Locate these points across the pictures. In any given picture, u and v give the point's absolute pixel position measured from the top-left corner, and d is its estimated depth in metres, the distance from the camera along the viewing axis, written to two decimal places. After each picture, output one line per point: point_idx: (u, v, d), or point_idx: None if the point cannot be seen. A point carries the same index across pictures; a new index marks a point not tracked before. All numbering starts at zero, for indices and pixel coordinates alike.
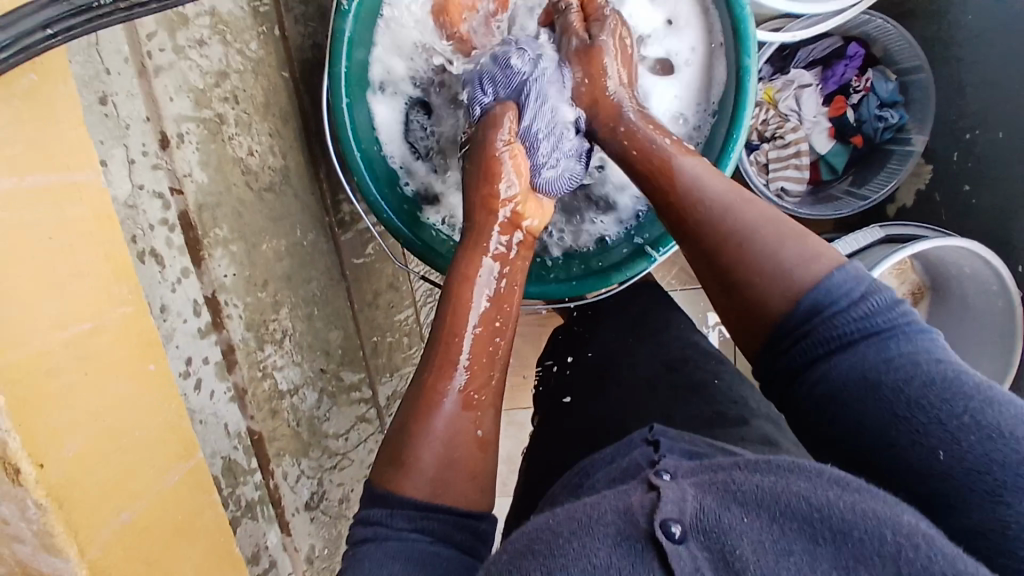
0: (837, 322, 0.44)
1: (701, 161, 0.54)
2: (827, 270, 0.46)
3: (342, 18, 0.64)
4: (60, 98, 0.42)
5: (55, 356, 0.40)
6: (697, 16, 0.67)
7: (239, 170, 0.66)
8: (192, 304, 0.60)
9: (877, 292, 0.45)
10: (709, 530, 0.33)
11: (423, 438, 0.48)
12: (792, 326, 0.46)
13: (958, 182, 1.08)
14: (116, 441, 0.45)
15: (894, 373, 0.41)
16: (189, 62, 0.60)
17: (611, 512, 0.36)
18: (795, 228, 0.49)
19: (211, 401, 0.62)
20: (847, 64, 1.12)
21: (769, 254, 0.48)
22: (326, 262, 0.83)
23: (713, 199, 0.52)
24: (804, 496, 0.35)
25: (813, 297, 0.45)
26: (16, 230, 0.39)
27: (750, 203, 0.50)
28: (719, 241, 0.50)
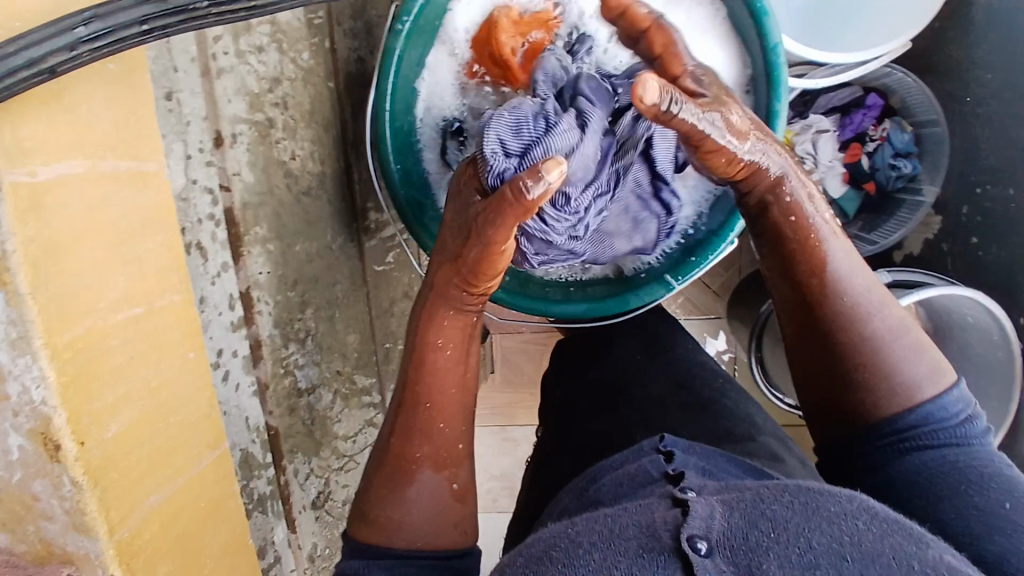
0: (940, 433, 0.45)
1: (847, 250, 0.50)
2: (945, 391, 0.46)
3: (394, 38, 0.70)
4: (138, 92, 0.44)
5: (116, 333, 0.42)
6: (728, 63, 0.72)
7: (282, 173, 0.68)
8: (228, 298, 0.62)
9: (973, 417, 0.46)
10: (736, 546, 0.35)
11: (401, 502, 0.49)
12: (904, 428, 0.46)
13: (967, 238, 1.12)
14: (162, 419, 0.47)
15: (970, 475, 0.44)
16: (247, 66, 0.63)
17: (632, 526, 0.39)
18: (921, 340, 0.48)
19: (236, 393, 0.64)
20: (864, 114, 1.16)
21: (899, 369, 0.46)
22: (350, 267, 0.85)
23: (855, 300, 0.48)
24: (836, 520, 0.37)
25: (930, 413, 0.45)
26: (96, 210, 0.41)
27: (886, 309, 0.48)
28: (852, 340, 0.47)
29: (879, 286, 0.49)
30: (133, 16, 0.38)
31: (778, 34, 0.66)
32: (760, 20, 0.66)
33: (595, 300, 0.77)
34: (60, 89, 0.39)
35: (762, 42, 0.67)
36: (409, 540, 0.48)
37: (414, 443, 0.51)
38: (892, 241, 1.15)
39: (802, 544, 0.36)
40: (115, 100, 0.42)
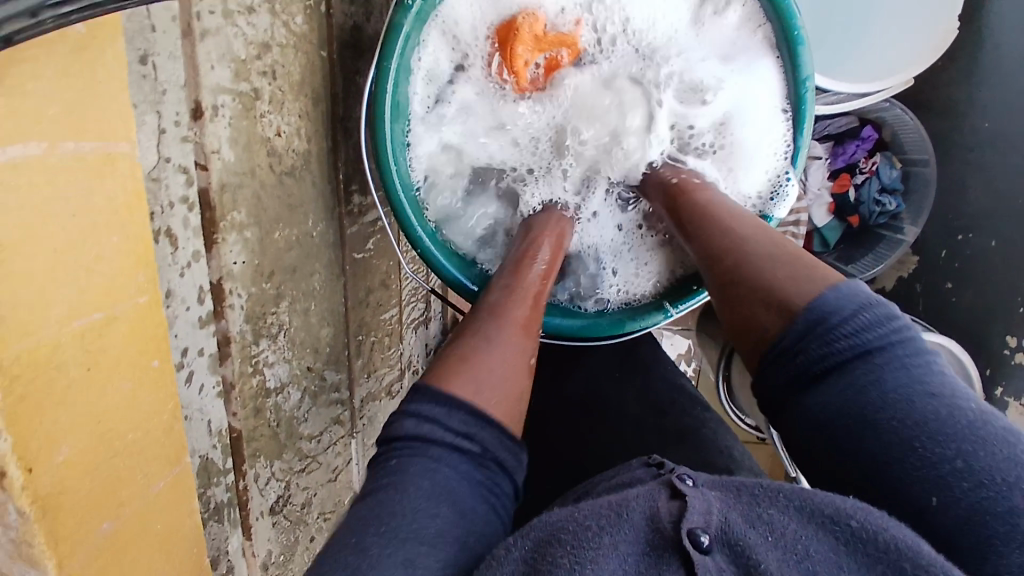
0: (830, 336, 0.46)
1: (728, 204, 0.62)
2: (820, 291, 0.49)
3: (402, 14, 0.63)
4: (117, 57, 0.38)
5: (64, 350, 0.36)
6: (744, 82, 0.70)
7: (265, 152, 0.62)
8: (197, 291, 0.55)
9: (869, 310, 0.47)
10: (736, 544, 0.37)
11: (478, 363, 0.51)
12: (789, 341, 0.48)
13: (942, 277, 1.14)
14: (111, 444, 0.40)
15: (893, 402, 0.43)
16: (236, 29, 0.55)
17: (628, 508, 0.41)
18: (801, 260, 0.53)
19: (200, 395, 0.58)
20: (858, 145, 1.16)
21: (767, 279, 0.52)
22: (330, 255, 0.79)
23: (728, 235, 0.58)
24: (832, 523, 0.38)
25: (808, 314, 0.48)
26: (42, 205, 0.34)
27: (763, 240, 0.56)
28: (728, 273, 0.56)
29: (761, 227, 0.58)
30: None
31: (809, 67, 0.66)
32: (794, 49, 0.66)
33: (593, 318, 0.73)
34: (16, 47, 0.32)
35: (795, 73, 0.67)
36: (480, 398, 0.49)
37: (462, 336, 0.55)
38: (867, 275, 1.18)
39: (800, 549, 0.37)
40: (77, 68, 0.35)
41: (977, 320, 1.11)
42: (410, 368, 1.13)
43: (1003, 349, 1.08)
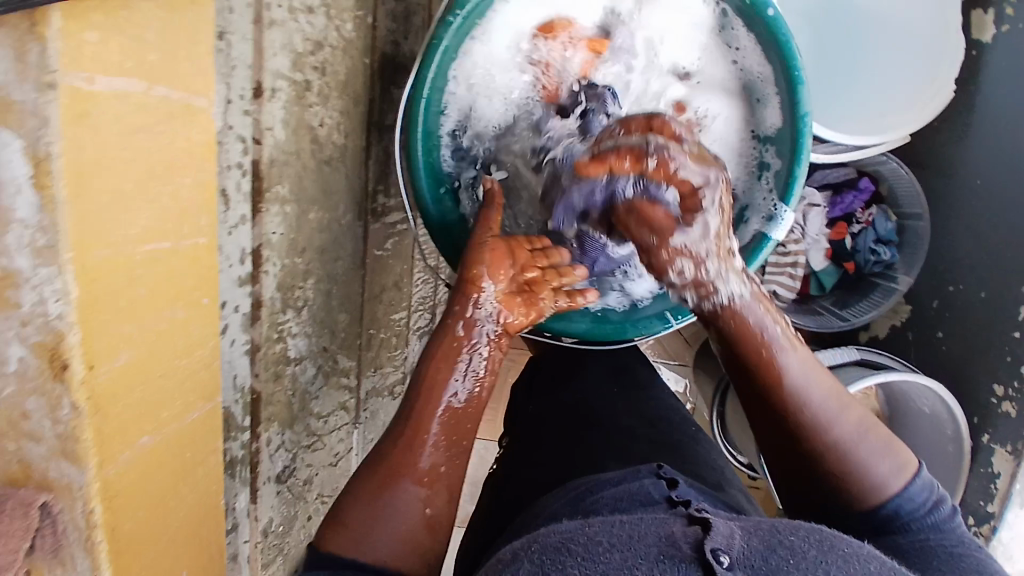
0: (910, 528, 0.49)
1: (803, 356, 0.54)
2: (902, 485, 0.50)
3: (443, 29, 0.70)
4: (205, 24, 0.44)
5: (134, 266, 0.40)
6: (748, 107, 0.76)
7: (310, 138, 0.68)
8: (240, 252, 0.60)
9: (939, 506, 0.50)
10: (755, 566, 0.40)
11: (376, 516, 0.50)
12: (870, 527, 0.50)
13: (932, 326, 1.19)
14: (159, 366, 0.45)
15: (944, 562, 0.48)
16: (297, 25, 0.63)
17: (652, 534, 0.44)
18: (883, 439, 0.52)
19: (229, 348, 0.61)
20: (855, 196, 1.25)
21: (866, 466, 0.51)
22: (354, 245, 0.84)
23: (815, 408, 0.52)
24: (846, 562, 0.41)
25: (894, 509, 0.49)
26: (129, 132, 0.39)
27: (846, 410, 0.52)
28: (816, 449, 0.52)
29: (836, 389, 0.53)
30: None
31: (808, 103, 0.71)
32: (795, 87, 0.71)
33: (596, 321, 0.77)
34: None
35: (793, 108, 0.72)
36: (375, 556, 0.49)
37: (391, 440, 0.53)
38: (862, 320, 1.23)
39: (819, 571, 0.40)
40: (172, 24, 0.41)
41: (964, 368, 1.14)
42: (412, 374, 1.17)
43: (990, 399, 1.10)
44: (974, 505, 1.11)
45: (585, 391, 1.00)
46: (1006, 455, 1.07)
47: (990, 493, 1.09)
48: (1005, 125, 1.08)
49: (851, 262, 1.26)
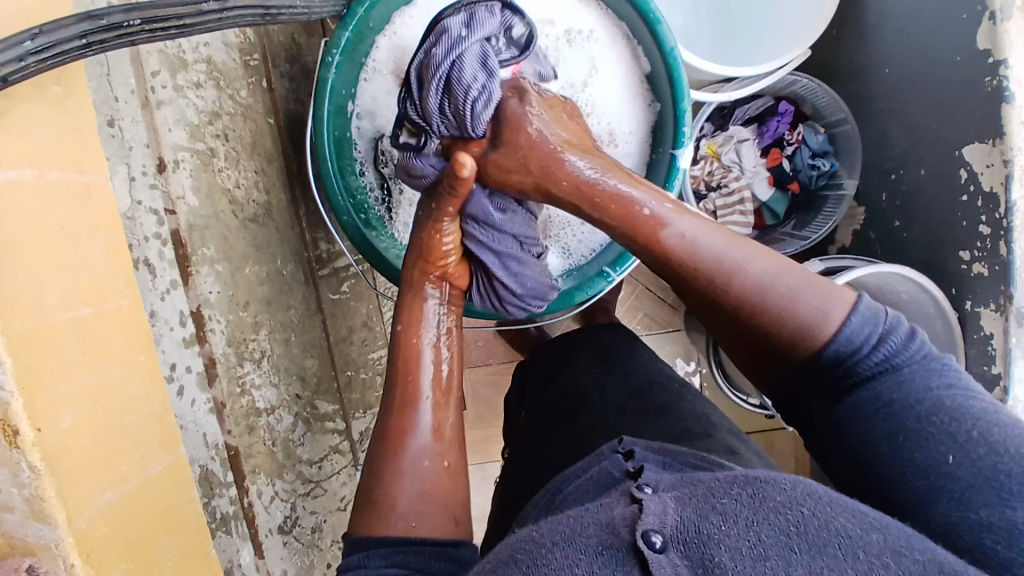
0: (857, 368, 0.50)
1: (688, 216, 0.58)
2: (845, 316, 0.51)
3: (325, 69, 0.76)
4: (89, 111, 0.50)
5: (62, 331, 0.46)
6: (627, 60, 0.83)
7: (227, 200, 0.72)
8: (178, 315, 0.64)
9: (891, 332, 0.50)
10: (688, 541, 0.42)
11: (396, 479, 0.55)
12: (819, 377, 0.51)
13: (889, 219, 1.22)
14: (113, 416, 0.51)
15: (911, 400, 0.48)
16: (187, 100, 0.68)
17: (594, 525, 0.45)
18: (796, 276, 0.53)
19: (191, 408, 0.64)
20: (779, 120, 1.30)
21: (786, 307, 0.52)
22: (304, 294, 0.86)
23: (716, 258, 0.56)
24: (781, 511, 0.42)
25: (834, 351, 0.50)
26: (41, 213, 0.46)
27: (751, 257, 0.55)
28: (734, 305, 0.55)
29: (726, 231, 0.56)
30: (73, 33, 0.45)
31: (672, 39, 0.77)
32: (656, 28, 0.77)
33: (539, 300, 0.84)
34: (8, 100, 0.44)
35: (661, 46, 0.78)
36: (394, 527, 0.53)
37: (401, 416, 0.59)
38: (821, 236, 1.28)
39: (753, 536, 0.41)
40: (58, 116, 0.48)
41: (931, 250, 1.15)
42: None
43: (960, 266, 1.10)
44: (981, 371, 1.07)
45: (576, 375, 1.05)
46: (992, 313, 1.05)
47: (991, 355, 1.05)
48: (898, 11, 1.11)
49: (794, 182, 1.29)
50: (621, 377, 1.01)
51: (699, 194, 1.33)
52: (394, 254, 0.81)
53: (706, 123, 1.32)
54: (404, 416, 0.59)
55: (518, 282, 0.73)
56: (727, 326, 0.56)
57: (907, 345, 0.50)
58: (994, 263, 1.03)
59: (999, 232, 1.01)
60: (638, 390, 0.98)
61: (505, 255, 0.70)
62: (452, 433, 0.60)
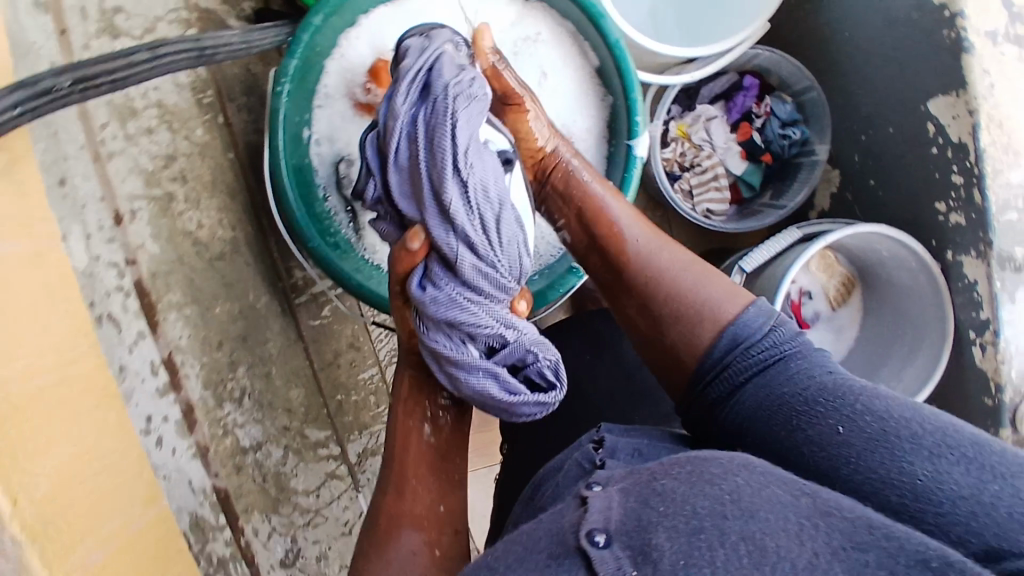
0: (749, 353, 0.58)
1: (623, 210, 0.71)
2: (743, 308, 0.61)
3: (276, 99, 0.74)
4: (35, 178, 0.50)
5: (39, 397, 0.47)
6: (576, 57, 0.83)
7: (189, 242, 0.71)
8: (149, 364, 0.63)
9: (778, 326, 0.59)
10: (629, 531, 0.42)
11: (380, 564, 0.57)
12: (716, 360, 0.60)
13: (864, 178, 1.21)
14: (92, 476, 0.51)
15: (796, 387, 0.54)
16: (139, 148, 0.68)
17: (545, 536, 0.45)
18: (702, 268, 0.65)
19: (172, 457, 0.64)
20: (745, 95, 1.29)
21: (695, 292, 0.63)
22: (282, 324, 0.86)
23: (639, 247, 0.68)
24: (716, 483, 0.43)
25: (732, 335, 0.59)
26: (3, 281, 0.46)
27: (662, 248, 0.67)
28: (651, 284, 0.65)
29: (651, 228, 0.69)
30: (6, 104, 0.43)
31: (617, 32, 0.78)
32: (599, 22, 0.78)
33: None
34: None
35: (606, 40, 0.78)
36: None
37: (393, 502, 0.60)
38: (798, 202, 1.24)
39: (689, 509, 0.42)
40: (4, 187, 0.47)
41: (908, 205, 1.14)
42: None
43: (938, 216, 1.08)
44: (970, 319, 1.04)
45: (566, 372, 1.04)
46: (973, 260, 1.03)
47: (976, 300, 1.03)
48: None
49: (766, 154, 1.29)
50: (613, 368, 0.99)
51: (674, 175, 1.31)
52: (365, 276, 0.80)
53: (674, 105, 1.30)
54: (395, 499, 0.61)
55: (455, 381, 0.60)
56: (641, 308, 0.66)
57: (793, 340, 0.58)
58: (969, 211, 1.02)
59: (972, 178, 1.00)
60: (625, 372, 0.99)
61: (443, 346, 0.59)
62: (444, 517, 0.61)
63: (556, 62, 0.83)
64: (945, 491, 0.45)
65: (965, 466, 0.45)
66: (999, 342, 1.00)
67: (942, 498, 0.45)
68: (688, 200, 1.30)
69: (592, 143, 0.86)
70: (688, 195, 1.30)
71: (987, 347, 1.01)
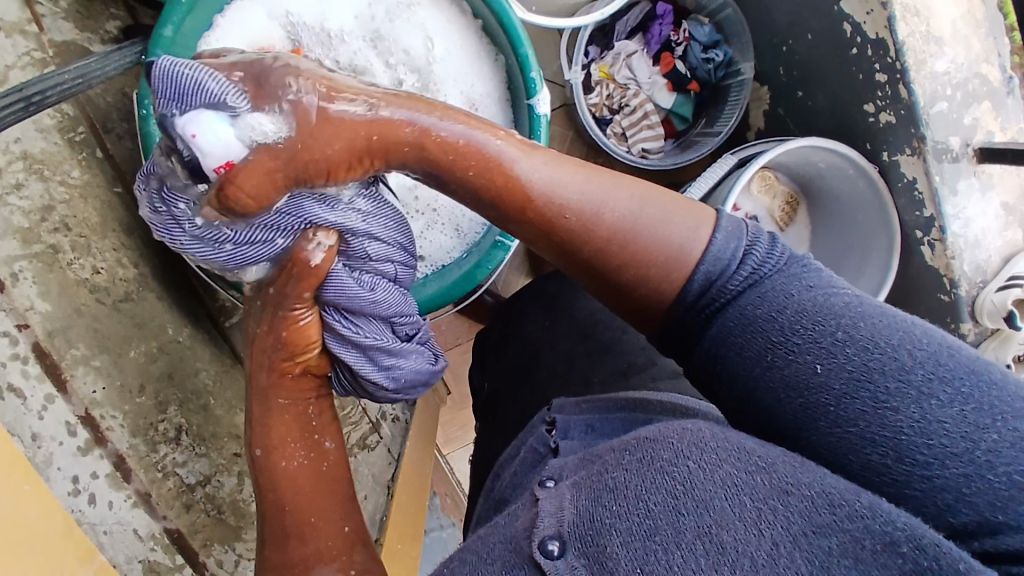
0: (726, 285, 0.52)
1: (545, 160, 0.56)
2: (709, 238, 0.54)
3: (145, 122, 0.70)
4: None
5: None
6: (457, 18, 0.80)
7: (86, 289, 0.69)
8: (64, 426, 0.62)
9: (755, 245, 0.53)
10: (584, 534, 0.42)
11: None
12: (693, 299, 0.53)
13: (792, 90, 1.18)
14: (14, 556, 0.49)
15: (773, 311, 0.49)
16: (9, 207, 0.65)
17: (500, 543, 0.45)
18: (660, 202, 0.56)
19: (111, 511, 0.63)
20: (661, 23, 1.24)
21: (656, 237, 0.54)
22: (212, 351, 0.84)
23: (578, 201, 0.55)
24: (668, 472, 0.43)
25: (704, 274, 0.53)
26: None
27: (612, 190, 0.56)
28: (606, 241, 0.55)
29: (591, 172, 0.56)
30: None
31: None
32: None
33: (443, 288, 0.83)
34: None
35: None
36: None
37: (295, 542, 0.62)
38: (733, 126, 1.20)
39: (643, 508, 0.42)
40: None
41: (838, 111, 1.11)
42: (388, 416, 1.10)
43: (869, 119, 1.05)
44: (915, 219, 1.02)
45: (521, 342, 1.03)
46: (909, 159, 1.00)
47: (919, 200, 1.00)
48: None
49: (693, 82, 1.24)
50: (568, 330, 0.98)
51: (604, 120, 1.27)
52: None
53: (590, 46, 1.25)
54: (297, 539, 0.62)
55: (393, 376, 0.67)
56: (597, 266, 0.56)
57: (770, 252, 0.52)
58: (898, 108, 0.99)
59: (896, 75, 0.97)
60: (585, 332, 0.94)
61: (373, 348, 0.65)
62: (352, 533, 0.64)
63: (439, 29, 0.80)
64: (933, 450, 0.42)
65: (957, 408, 0.43)
66: (946, 238, 0.99)
67: (931, 457, 0.42)
68: (623, 144, 1.26)
69: (494, 106, 0.82)
70: (622, 139, 1.26)
71: (935, 244, 1.00)
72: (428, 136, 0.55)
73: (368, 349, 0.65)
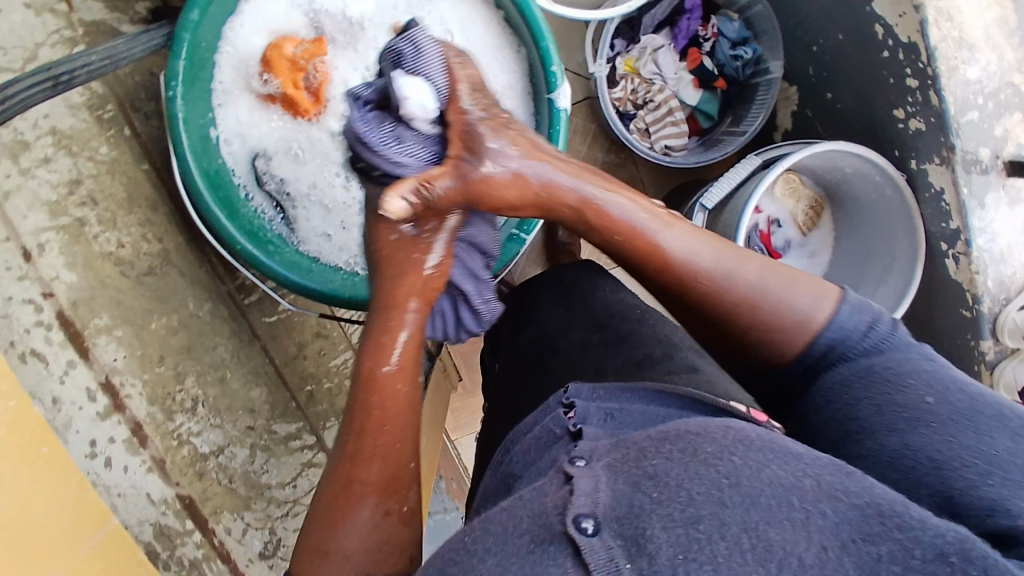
0: (852, 346, 0.52)
1: (684, 230, 0.57)
2: (833, 310, 0.53)
3: (172, 103, 0.70)
4: None
5: None
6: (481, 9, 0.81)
7: (110, 262, 0.72)
8: (85, 392, 0.66)
9: (879, 322, 0.53)
10: (622, 516, 0.35)
11: (346, 529, 0.50)
12: (808, 362, 0.54)
13: (821, 91, 1.16)
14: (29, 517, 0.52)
15: (887, 364, 0.50)
16: (37, 180, 0.68)
17: (526, 519, 0.38)
18: (795, 276, 0.56)
19: (125, 474, 0.68)
20: (689, 18, 1.22)
21: (784, 302, 0.54)
22: (230, 328, 0.83)
23: (712, 268, 0.56)
24: (713, 463, 0.37)
25: (828, 339, 0.53)
26: None
27: (746, 260, 0.56)
28: (713, 294, 0.56)
29: (722, 246, 0.57)
30: None
31: None
32: None
33: None
34: None
35: None
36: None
37: (366, 465, 0.52)
38: (759, 125, 1.18)
39: (686, 494, 0.35)
40: None
41: (867, 114, 1.09)
42: None
43: (898, 125, 1.04)
44: (941, 230, 1.01)
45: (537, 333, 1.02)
46: (938, 168, 0.98)
47: (945, 210, 0.99)
48: None
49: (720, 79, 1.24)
50: None
51: (628, 115, 1.25)
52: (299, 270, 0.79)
53: (617, 39, 1.23)
54: (359, 462, 0.52)
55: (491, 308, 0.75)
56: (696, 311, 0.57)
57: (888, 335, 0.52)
58: (928, 115, 0.97)
59: (927, 81, 0.95)
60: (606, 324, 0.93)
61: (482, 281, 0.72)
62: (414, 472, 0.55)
63: (463, 19, 0.81)
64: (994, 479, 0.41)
65: None
66: (971, 252, 0.96)
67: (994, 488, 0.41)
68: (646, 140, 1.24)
69: (516, 96, 0.82)
70: (646, 134, 1.24)
71: (960, 257, 0.98)
72: (554, 190, 0.58)
73: (478, 284, 0.72)
